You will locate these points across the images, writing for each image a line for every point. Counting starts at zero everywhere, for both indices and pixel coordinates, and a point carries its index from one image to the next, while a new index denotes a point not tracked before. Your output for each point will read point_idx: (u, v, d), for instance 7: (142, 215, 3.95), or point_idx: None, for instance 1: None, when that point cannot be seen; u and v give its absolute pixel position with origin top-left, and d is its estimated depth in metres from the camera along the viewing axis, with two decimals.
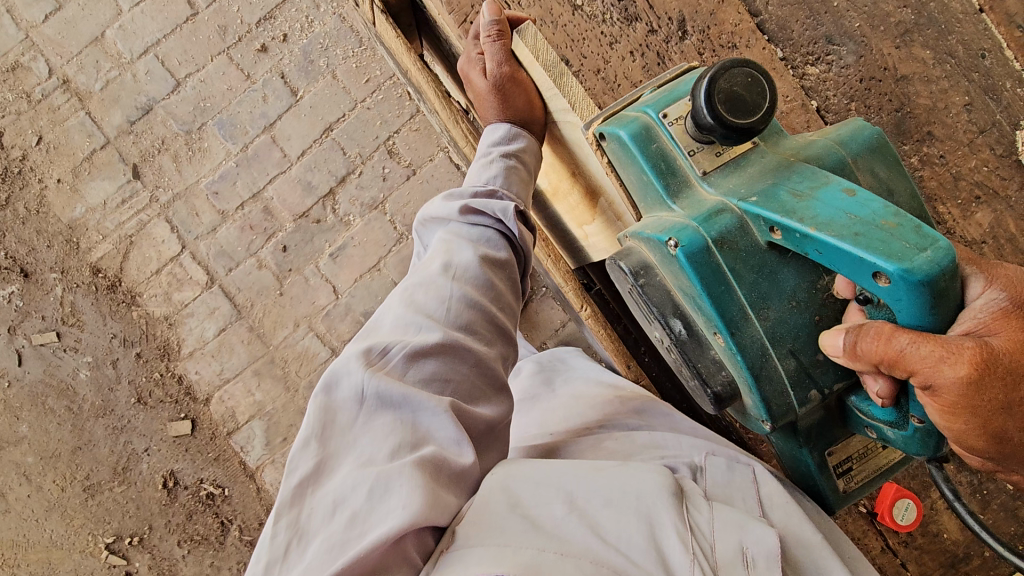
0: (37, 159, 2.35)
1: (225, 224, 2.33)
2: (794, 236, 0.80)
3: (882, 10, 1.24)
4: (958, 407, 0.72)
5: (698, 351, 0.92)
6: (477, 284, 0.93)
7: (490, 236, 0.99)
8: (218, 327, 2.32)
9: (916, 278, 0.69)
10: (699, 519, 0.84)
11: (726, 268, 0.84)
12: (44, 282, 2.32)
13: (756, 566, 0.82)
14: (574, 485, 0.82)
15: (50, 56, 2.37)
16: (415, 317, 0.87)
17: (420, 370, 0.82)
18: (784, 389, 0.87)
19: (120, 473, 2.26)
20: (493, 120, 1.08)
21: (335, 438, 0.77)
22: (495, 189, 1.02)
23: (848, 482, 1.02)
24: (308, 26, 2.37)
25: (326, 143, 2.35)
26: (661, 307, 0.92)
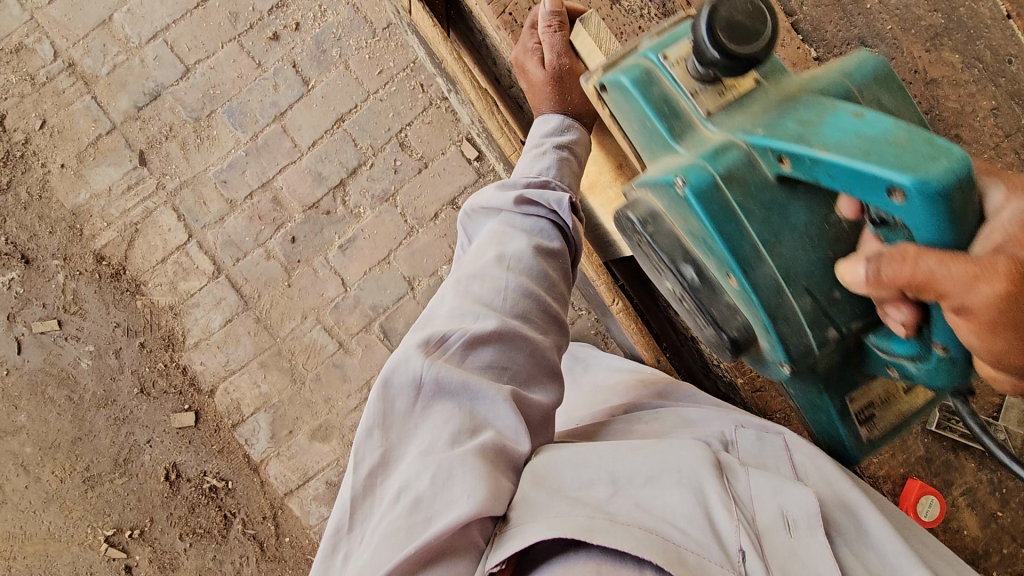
0: (40, 144, 2.30)
1: (233, 213, 2.30)
2: (803, 163, 0.78)
3: (913, 14, 1.26)
4: (999, 325, 0.64)
5: (712, 297, 0.91)
6: (532, 274, 0.92)
7: (542, 226, 0.98)
8: (223, 318, 2.29)
9: (932, 189, 0.65)
10: (738, 489, 0.82)
11: (734, 203, 0.81)
12: (45, 269, 2.27)
13: (798, 527, 0.80)
14: (613, 460, 0.81)
15: (55, 38, 2.32)
16: (471, 305, 0.87)
17: (480, 359, 0.83)
18: (804, 328, 0.84)
19: (122, 464, 2.23)
20: (545, 112, 1.08)
21: (397, 429, 0.79)
22: (550, 180, 1.00)
23: (869, 428, 0.98)
24: (321, 15, 2.34)
25: (337, 134, 2.33)
26: (672, 255, 0.91)
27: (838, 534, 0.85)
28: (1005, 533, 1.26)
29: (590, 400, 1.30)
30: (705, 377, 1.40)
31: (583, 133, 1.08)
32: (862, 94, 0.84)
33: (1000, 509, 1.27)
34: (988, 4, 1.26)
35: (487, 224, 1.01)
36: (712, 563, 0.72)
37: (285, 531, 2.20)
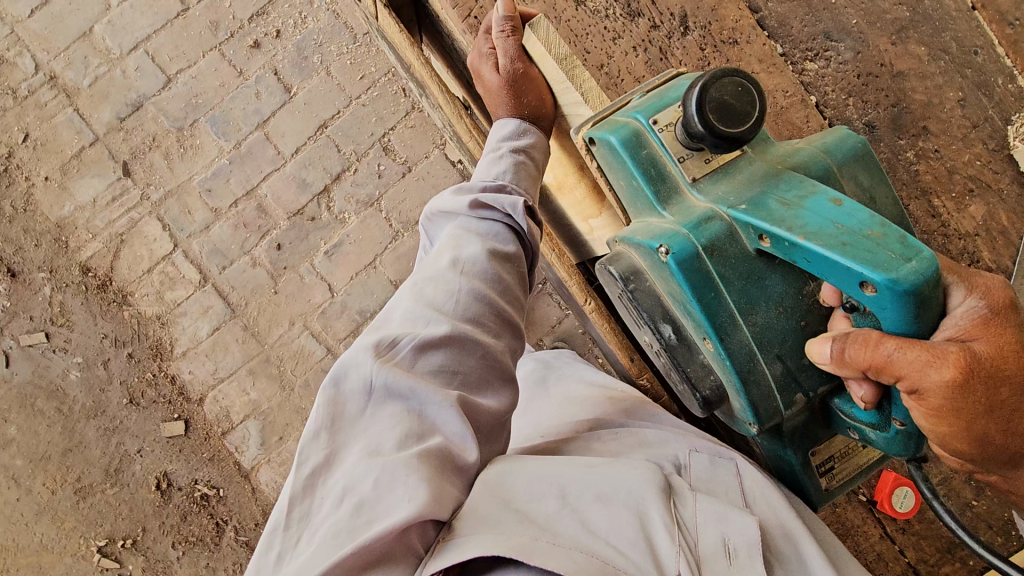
0: (24, 157, 2.30)
1: (218, 222, 2.31)
2: (783, 245, 0.82)
3: (879, 7, 1.26)
4: (943, 412, 0.76)
5: (687, 354, 0.95)
6: (486, 278, 0.93)
7: (498, 230, 0.99)
8: (211, 326, 2.29)
9: (904, 289, 0.71)
10: (684, 515, 0.87)
11: (715, 274, 0.85)
12: (32, 282, 2.27)
13: (737, 555, 0.86)
14: (565, 478, 0.84)
15: (36, 52, 2.33)
16: (424, 309, 0.88)
17: (429, 364, 0.83)
18: (772, 393, 0.89)
19: (112, 475, 2.23)
20: (501, 116, 1.07)
21: (343, 430, 0.79)
22: (505, 184, 1.01)
23: (830, 479, 1.05)
24: (303, 22, 2.35)
25: (320, 140, 2.33)
26: (651, 313, 0.95)
27: (775, 561, 0.92)
28: (982, 522, 1.26)
29: (557, 410, 1.31)
30: None
31: (543, 135, 1.10)
32: (840, 171, 0.89)
33: (976, 499, 1.27)
34: None
35: (445, 227, 1.02)
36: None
37: None
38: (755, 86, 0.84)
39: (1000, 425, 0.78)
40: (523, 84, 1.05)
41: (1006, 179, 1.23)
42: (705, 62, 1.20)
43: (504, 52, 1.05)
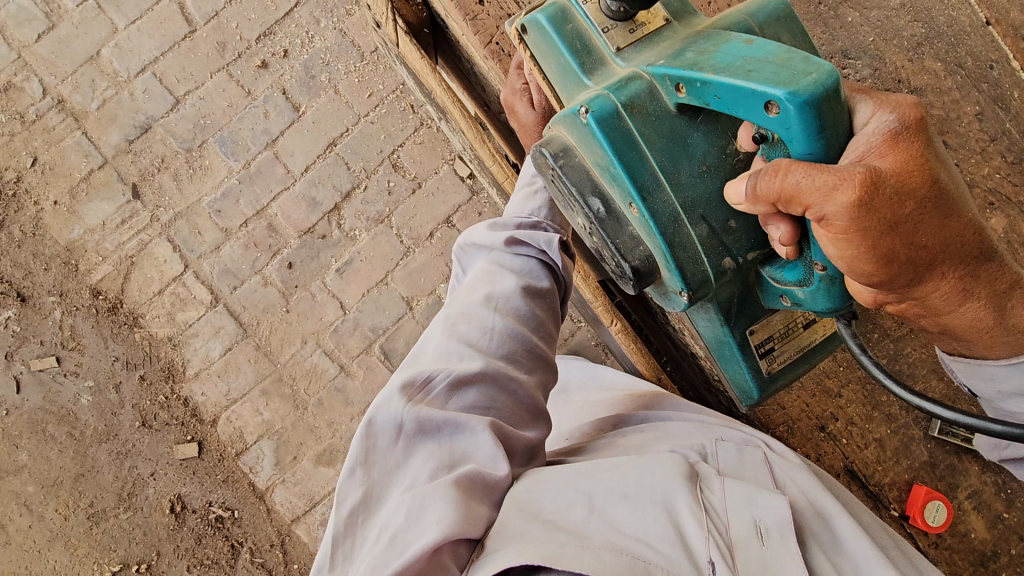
0: (32, 181, 2.29)
1: (228, 242, 2.31)
2: (697, 88, 0.82)
3: (895, 25, 1.28)
4: (849, 234, 0.72)
5: (616, 228, 0.93)
6: (518, 314, 0.93)
7: (532, 266, 0.99)
8: (223, 346, 2.28)
9: (802, 99, 0.71)
10: (712, 500, 0.82)
11: (636, 132, 0.86)
12: (42, 306, 2.26)
13: (770, 537, 0.80)
14: (592, 477, 0.82)
15: (43, 75, 2.31)
16: (458, 345, 0.88)
17: (463, 400, 0.84)
18: (699, 256, 0.88)
19: (126, 499, 2.21)
20: None
21: (376, 466, 0.79)
22: (540, 221, 1.03)
23: (771, 362, 1.04)
24: (309, 42, 2.35)
25: (329, 158, 2.34)
26: (580, 188, 0.94)
27: (814, 538, 0.85)
28: (1013, 533, 1.26)
29: (580, 412, 1.32)
30: (707, 388, 1.40)
31: None
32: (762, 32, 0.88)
33: (1005, 509, 1.27)
34: (968, 11, 1.29)
35: (477, 259, 1.02)
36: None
37: (293, 558, 2.18)
38: None
39: (905, 241, 0.73)
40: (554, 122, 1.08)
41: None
42: None
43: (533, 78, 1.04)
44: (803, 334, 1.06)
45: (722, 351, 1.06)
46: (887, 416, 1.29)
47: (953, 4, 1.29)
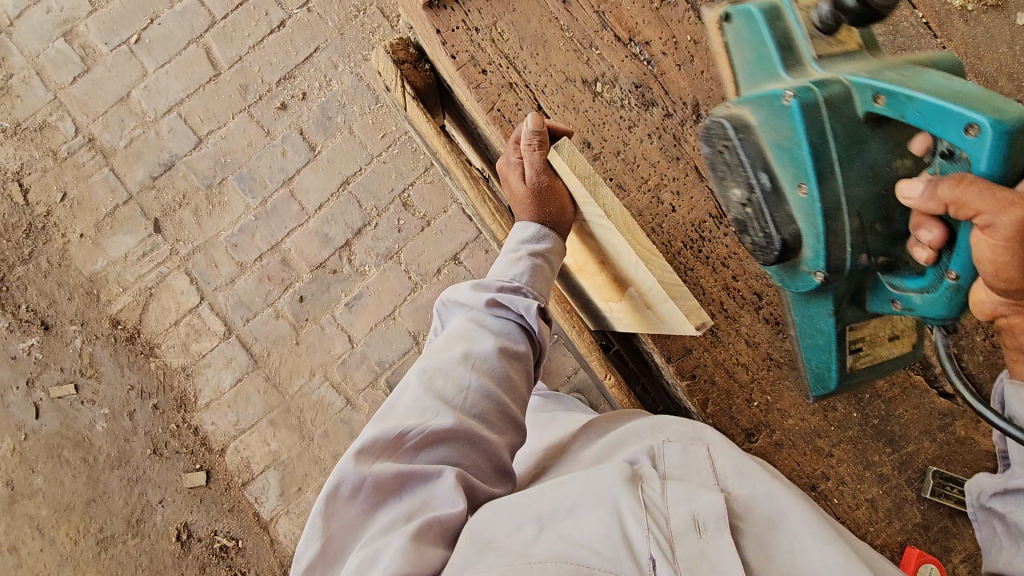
0: (61, 215, 2.38)
1: (243, 275, 2.38)
2: (898, 103, 0.78)
3: None
4: (1010, 243, 0.71)
5: (775, 203, 0.91)
6: (494, 374, 0.97)
7: (510, 329, 1.03)
8: (234, 377, 2.35)
9: (1005, 127, 0.71)
10: (651, 499, 0.89)
11: (830, 125, 0.82)
12: (64, 334, 2.35)
13: (707, 528, 0.86)
14: (537, 497, 0.88)
15: (76, 115, 2.41)
16: (433, 400, 0.91)
17: (433, 454, 0.87)
18: (845, 242, 0.88)
19: (134, 525, 2.28)
20: (523, 219, 1.12)
21: (331, 524, 0.83)
22: (521, 286, 1.06)
23: (855, 359, 1.00)
24: (327, 84, 2.44)
25: (342, 196, 2.42)
26: (753, 162, 0.91)
27: (749, 523, 0.90)
28: None
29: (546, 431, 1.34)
30: None
31: (559, 239, 1.13)
32: None
33: None
34: None
35: (458, 316, 1.06)
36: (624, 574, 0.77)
37: None
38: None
39: None
40: (548, 196, 1.11)
41: None
42: None
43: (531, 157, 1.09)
44: (886, 346, 1.02)
45: (814, 342, 1.01)
46: (879, 476, 1.19)
47: None
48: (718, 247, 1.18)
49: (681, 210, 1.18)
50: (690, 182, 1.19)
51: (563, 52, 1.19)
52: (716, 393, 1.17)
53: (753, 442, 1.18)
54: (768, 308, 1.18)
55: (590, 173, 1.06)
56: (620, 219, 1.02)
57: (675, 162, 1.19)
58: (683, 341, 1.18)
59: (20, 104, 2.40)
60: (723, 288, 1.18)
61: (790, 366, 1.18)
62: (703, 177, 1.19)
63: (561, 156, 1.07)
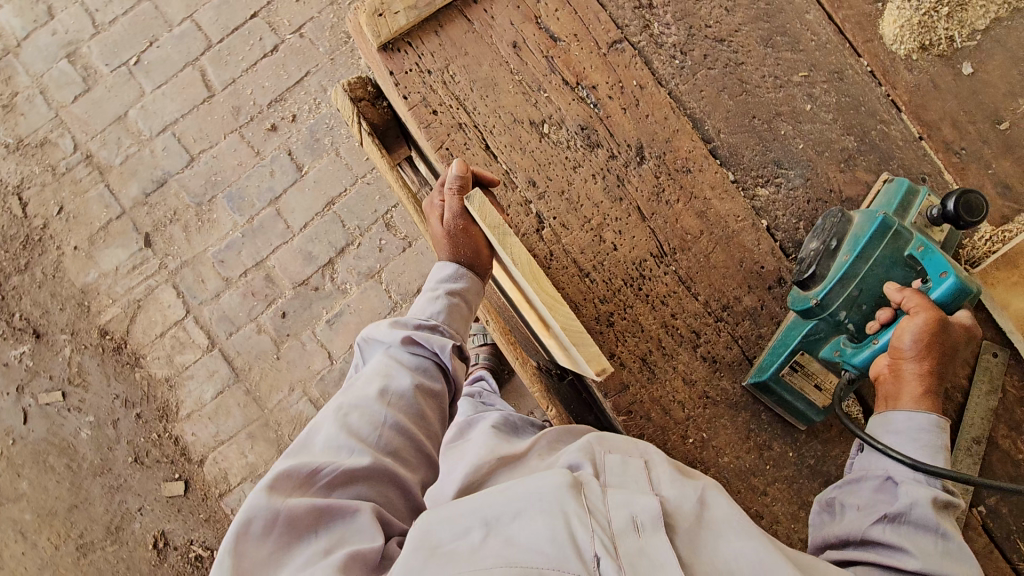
0: (57, 228, 2.47)
1: (228, 290, 2.45)
2: (926, 256, 1.04)
3: (827, 137, 1.26)
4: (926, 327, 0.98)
5: (825, 259, 1.11)
6: (408, 411, 1.04)
7: (426, 366, 1.12)
8: (216, 389, 2.41)
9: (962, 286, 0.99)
10: (593, 502, 0.93)
11: (890, 240, 1.07)
12: (54, 343, 2.43)
13: (644, 529, 0.91)
14: (480, 509, 0.91)
15: (76, 133, 2.51)
16: (348, 438, 0.97)
17: (345, 491, 0.92)
18: (846, 295, 1.08)
19: (113, 532, 2.33)
20: (442, 259, 1.23)
21: (248, 556, 0.83)
22: (437, 324, 1.15)
23: (792, 374, 1.15)
24: (316, 107, 2.52)
25: (327, 216, 2.48)
26: (834, 229, 1.13)
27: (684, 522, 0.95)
28: None
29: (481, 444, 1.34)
30: None
31: (476, 279, 1.23)
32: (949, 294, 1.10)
33: None
34: (900, 127, 1.27)
35: (377, 353, 1.13)
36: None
37: None
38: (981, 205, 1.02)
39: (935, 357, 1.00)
40: (458, 237, 1.20)
41: None
42: (661, 190, 1.23)
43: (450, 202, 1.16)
44: (811, 389, 1.16)
45: (774, 351, 1.17)
46: None
47: (885, 120, 1.27)
48: (657, 285, 1.22)
49: (622, 249, 1.22)
50: (632, 223, 1.23)
51: (512, 94, 1.24)
52: (651, 429, 1.19)
53: None
54: (706, 347, 1.21)
55: (500, 221, 1.09)
56: (527, 269, 1.05)
57: (619, 203, 1.23)
58: (620, 377, 1.19)
59: (23, 121, 2.51)
60: (661, 326, 1.21)
61: (725, 405, 1.21)
62: (645, 218, 1.23)
63: (473, 206, 1.11)
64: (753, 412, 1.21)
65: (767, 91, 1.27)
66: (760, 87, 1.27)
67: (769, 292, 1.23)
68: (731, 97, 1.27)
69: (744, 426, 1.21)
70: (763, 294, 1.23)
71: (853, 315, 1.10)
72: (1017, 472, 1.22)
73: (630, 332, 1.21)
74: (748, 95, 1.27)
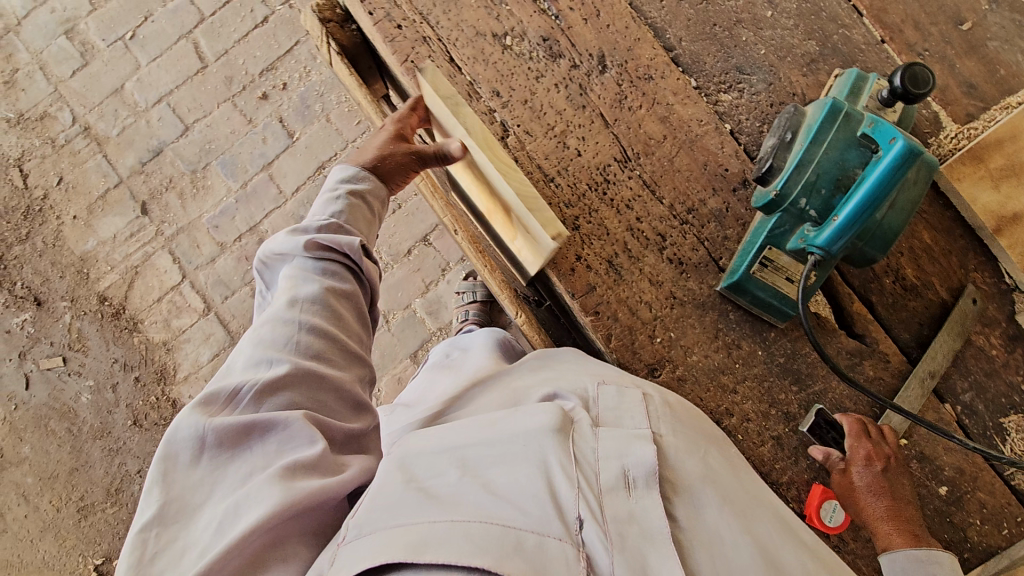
0: (57, 198, 2.54)
1: (223, 255, 2.50)
2: (876, 130, 1.02)
3: (789, 43, 1.27)
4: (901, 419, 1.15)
5: (781, 152, 1.11)
6: (322, 314, 1.00)
7: (336, 270, 1.09)
8: (212, 352, 2.45)
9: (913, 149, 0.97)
10: (583, 452, 0.81)
11: (842, 119, 1.05)
12: (55, 310, 2.48)
13: (636, 486, 0.79)
14: (466, 450, 0.81)
15: (74, 106, 2.58)
16: (264, 353, 0.91)
17: (273, 403, 0.86)
18: (804, 181, 1.06)
19: (113, 494, 2.36)
20: (340, 165, 1.24)
21: (177, 484, 0.77)
22: (340, 223, 1.14)
23: (763, 271, 1.15)
24: (306, 75, 2.57)
25: (319, 180, 2.53)
26: (788, 122, 1.13)
27: (687, 495, 0.80)
28: None
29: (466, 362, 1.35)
30: None
31: (380, 182, 1.24)
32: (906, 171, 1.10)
33: None
34: (861, 31, 1.28)
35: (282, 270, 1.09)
36: (552, 538, 0.69)
37: None
38: (929, 77, 1.01)
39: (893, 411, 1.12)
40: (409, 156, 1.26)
41: (925, 200, 1.25)
42: (623, 97, 1.26)
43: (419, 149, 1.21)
44: (783, 283, 1.15)
45: (745, 251, 1.18)
46: (785, 414, 1.19)
47: (846, 24, 1.28)
48: (622, 190, 1.24)
49: (586, 155, 1.24)
50: (596, 128, 1.25)
51: (475, 9, 1.28)
52: (619, 329, 1.20)
53: (656, 376, 1.19)
54: (672, 249, 1.23)
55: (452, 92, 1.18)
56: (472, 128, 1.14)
57: (582, 110, 1.25)
58: (587, 279, 1.20)
59: (23, 96, 2.59)
60: (626, 229, 1.23)
61: (692, 304, 1.22)
62: (608, 124, 1.25)
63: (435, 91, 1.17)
64: (721, 312, 1.22)
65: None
66: None
67: (734, 195, 1.24)
68: (691, 7, 1.30)
69: (713, 325, 1.22)
70: (728, 197, 1.24)
71: (814, 201, 1.07)
72: (990, 367, 1.21)
73: (596, 236, 1.22)
74: (709, 4, 1.29)
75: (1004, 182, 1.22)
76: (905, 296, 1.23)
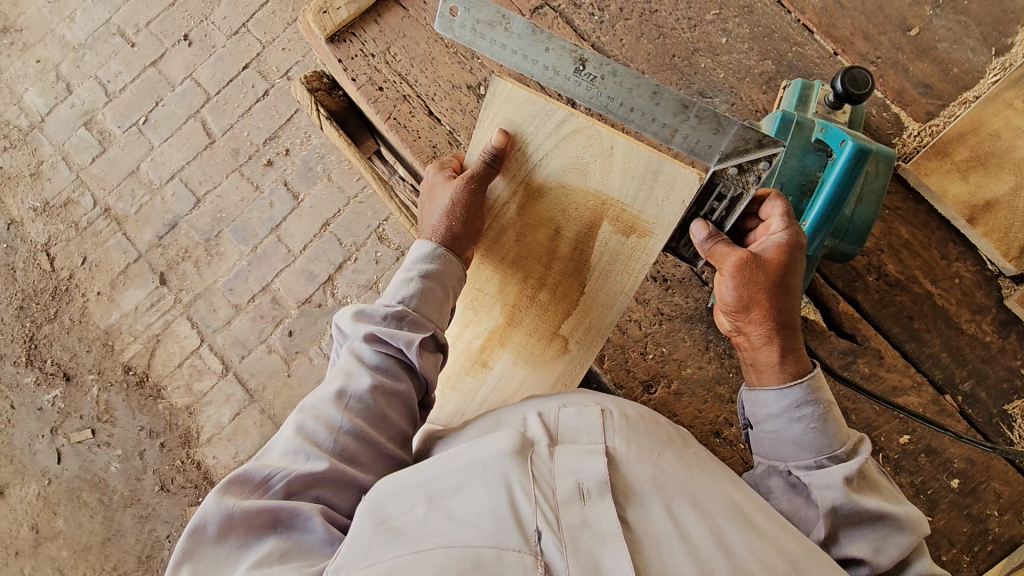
0: (82, 277, 2.68)
1: (239, 316, 2.60)
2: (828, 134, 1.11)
3: (745, 64, 1.35)
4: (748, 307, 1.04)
5: None
6: (367, 413, 0.97)
7: (388, 365, 1.03)
8: (233, 412, 2.52)
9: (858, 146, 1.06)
10: (540, 469, 0.81)
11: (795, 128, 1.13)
12: (83, 384, 2.58)
13: (591, 496, 0.77)
14: (432, 482, 0.81)
15: (95, 190, 2.76)
16: (303, 444, 0.92)
17: (302, 497, 0.87)
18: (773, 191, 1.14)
19: (145, 561, 2.40)
20: (423, 239, 1.14)
21: (202, 557, 0.80)
22: (405, 311, 1.05)
23: None
24: (307, 140, 2.72)
25: (324, 236, 2.64)
26: None
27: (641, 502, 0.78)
28: (942, 538, 1.18)
29: None
30: None
31: (456, 262, 1.12)
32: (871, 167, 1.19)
33: (930, 513, 1.19)
34: (814, 46, 1.35)
35: (344, 345, 1.07)
36: (508, 549, 0.70)
37: None
38: (867, 76, 1.10)
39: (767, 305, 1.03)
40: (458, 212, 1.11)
41: (898, 197, 1.29)
42: None
43: (472, 171, 1.11)
44: None
45: None
46: None
47: (799, 42, 1.36)
48: None
49: None
50: None
51: (450, 65, 1.39)
52: (613, 348, 1.25)
53: (652, 392, 1.24)
54: (656, 267, 1.28)
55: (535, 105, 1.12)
56: (582, 140, 1.10)
57: None
58: None
59: (49, 185, 2.78)
60: None
61: (681, 318, 1.26)
62: None
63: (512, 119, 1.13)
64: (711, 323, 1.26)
65: (683, 32, 1.38)
66: (676, 29, 1.38)
67: None
68: (650, 42, 1.38)
69: (703, 337, 1.26)
70: None
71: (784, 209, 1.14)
72: (987, 354, 1.22)
73: None
74: (665, 38, 1.38)
75: (971, 172, 1.24)
76: (892, 292, 1.25)
